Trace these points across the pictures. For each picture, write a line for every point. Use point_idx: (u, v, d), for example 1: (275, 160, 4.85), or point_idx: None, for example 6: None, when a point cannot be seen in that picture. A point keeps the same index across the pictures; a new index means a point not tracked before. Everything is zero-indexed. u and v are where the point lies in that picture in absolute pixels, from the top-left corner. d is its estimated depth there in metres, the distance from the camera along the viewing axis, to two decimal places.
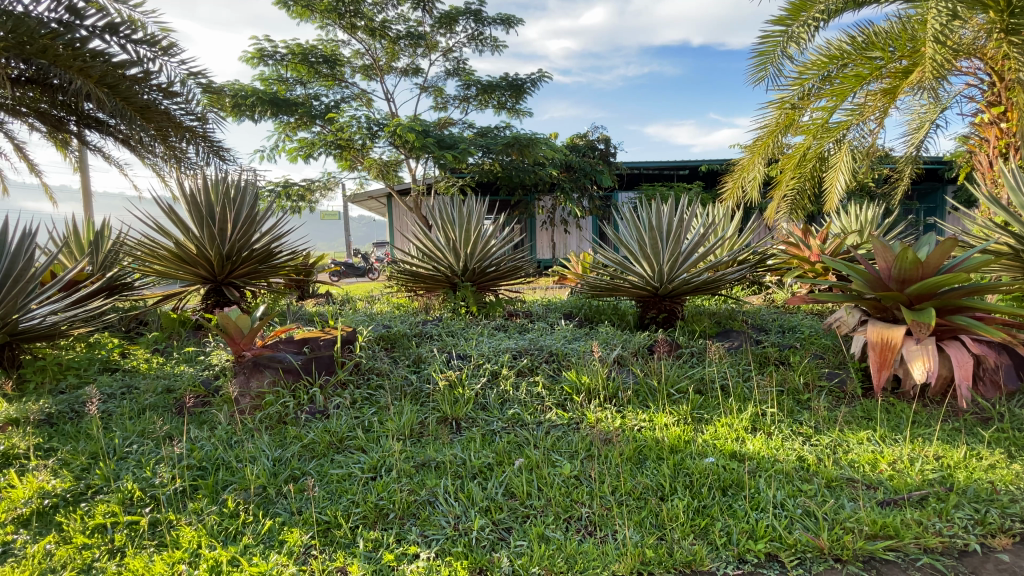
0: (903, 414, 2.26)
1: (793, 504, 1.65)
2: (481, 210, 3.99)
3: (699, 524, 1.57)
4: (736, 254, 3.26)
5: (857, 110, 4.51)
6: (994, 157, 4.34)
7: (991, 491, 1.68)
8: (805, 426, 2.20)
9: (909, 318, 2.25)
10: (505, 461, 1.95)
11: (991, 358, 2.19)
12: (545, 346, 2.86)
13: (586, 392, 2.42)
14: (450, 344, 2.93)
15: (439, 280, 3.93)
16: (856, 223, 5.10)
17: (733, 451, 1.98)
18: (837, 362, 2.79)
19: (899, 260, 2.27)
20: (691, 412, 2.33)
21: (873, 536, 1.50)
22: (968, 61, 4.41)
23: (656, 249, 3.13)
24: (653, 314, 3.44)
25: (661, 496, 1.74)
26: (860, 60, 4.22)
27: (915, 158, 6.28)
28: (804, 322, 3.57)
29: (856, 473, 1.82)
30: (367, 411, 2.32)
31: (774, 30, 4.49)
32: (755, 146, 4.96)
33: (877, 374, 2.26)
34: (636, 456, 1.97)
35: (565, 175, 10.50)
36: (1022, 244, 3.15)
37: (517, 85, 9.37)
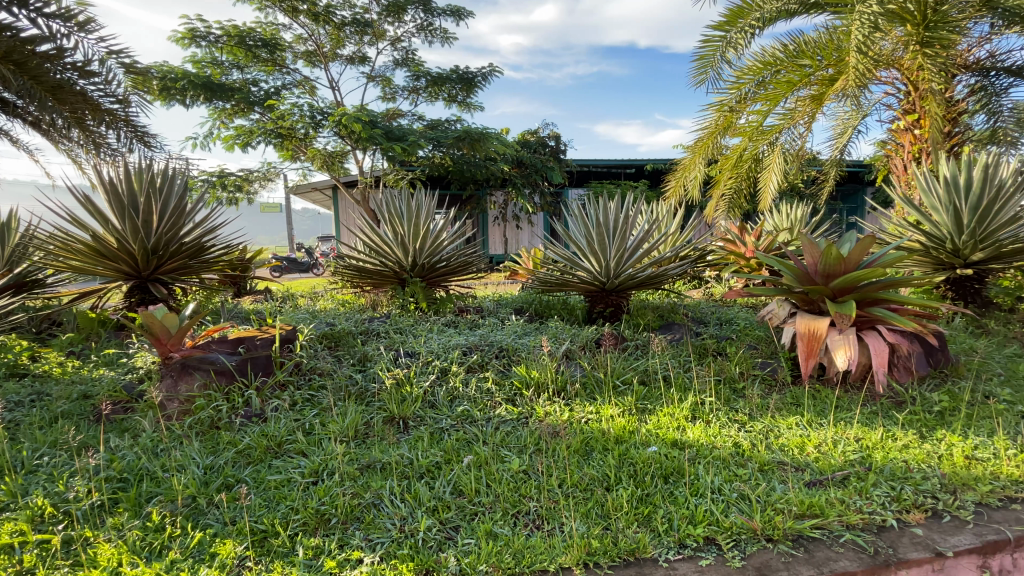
0: (827, 400, 2.43)
1: (729, 489, 1.72)
2: (430, 204, 3.91)
3: (642, 513, 1.61)
4: (678, 250, 3.38)
5: (789, 115, 4.78)
6: (908, 161, 4.72)
7: (905, 470, 1.82)
8: (740, 413, 2.31)
9: (833, 310, 2.42)
10: (453, 459, 1.93)
11: (905, 346, 2.37)
12: (495, 342, 2.84)
13: (536, 386, 2.43)
14: (397, 341, 2.85)
15: (387, 275, 3.81)
16: (787, 221, 5.42)
17: (674, 439, 2.05)
18: (769, 352, 2.96)
19: (825, 256, 2.43)
20: (636, 403, 2.39)
21: (802, 515, 1.60)
22: (887, 71, 4.77)
23: (604, 245, 3.19)
24: (600, 309, 3.51)
25: (607, 486, 1.78)
26: (791, 67, 4.48)
27: (838, 161, 6.77)
28: (739, 314, 3.77)
29: (786, 456, 1.93)
30: (307, 413, 2.22)
31: (714, 35, 4.68)
32: (696, 147, 5.16)
33: (804, 363, 2.41)
34: (583, 448, 2.00)
35: (516, 171, 10.51)
36: (931, 241, 3.51)
37: (468, 78, 9.27)
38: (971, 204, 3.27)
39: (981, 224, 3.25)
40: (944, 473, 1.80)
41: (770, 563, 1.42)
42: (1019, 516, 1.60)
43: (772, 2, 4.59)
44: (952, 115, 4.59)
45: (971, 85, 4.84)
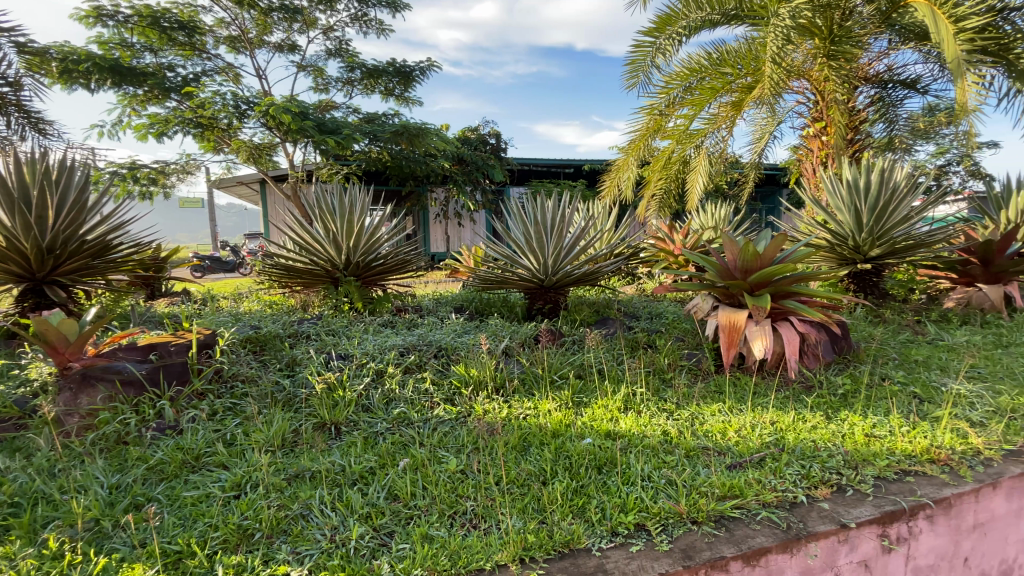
0: (747, 386, 2.60)
1: (658, 475, 1.80)
2: (365, 200, 3.77)
3: (577, 504, 1.65)
4: (612, 247, 3.48)
5: (713, 120, 5.06)
6: (817, 165, 5.15)
7: (813, 449, 1.99)
8: (668, 403, 2.42)
9: (750, 303, 2.60)
10: (388, 463, 1.87)
11: (812, 335, 2.59)
12: (433, 341, 2.79)
13: (475, 385, 2.42)
14: (329, 343, 2.74)
15: (319, 274, 3.65)
16: (712, 220, 5.74)
17: (607, 430, 2.11)
18: (695, 344, 3.12)
19: (743, 253, 2.60)
20: (572, 397, 2.44)
21: (724, 497, 1.70)
22: (798, 81, 5.17)
23: (542, 242, 3.22)
24: (539, 305, 3.56)
25: (543, 480, 1.80)
26: (715, 74, 4.80)
27: (757, 164, 7.25)
28: (669, 308, 3.96)
29: (709, 442, 2.05)
30: (229, 423, 2.08)
31: (645, 40, 4.87)
32: (629, 148, 5.35)
33: (726, 353, 2.58)
34: (521, 444, 2.02)
35: (456, 168, 10.40)
36: (836, 239, 3.83)
37: (405, 72, 9.06)
38: (869, 205, 3.61)
39: (878, 223, 3.61)
40: (847, 450, 1.97)
41: (695, 544, 1.49)
42: (909, 485, 1.77)
43: (696, 11, 4.83)
44: (854, 124, 5.05)
45: (871, 96, 5.32)
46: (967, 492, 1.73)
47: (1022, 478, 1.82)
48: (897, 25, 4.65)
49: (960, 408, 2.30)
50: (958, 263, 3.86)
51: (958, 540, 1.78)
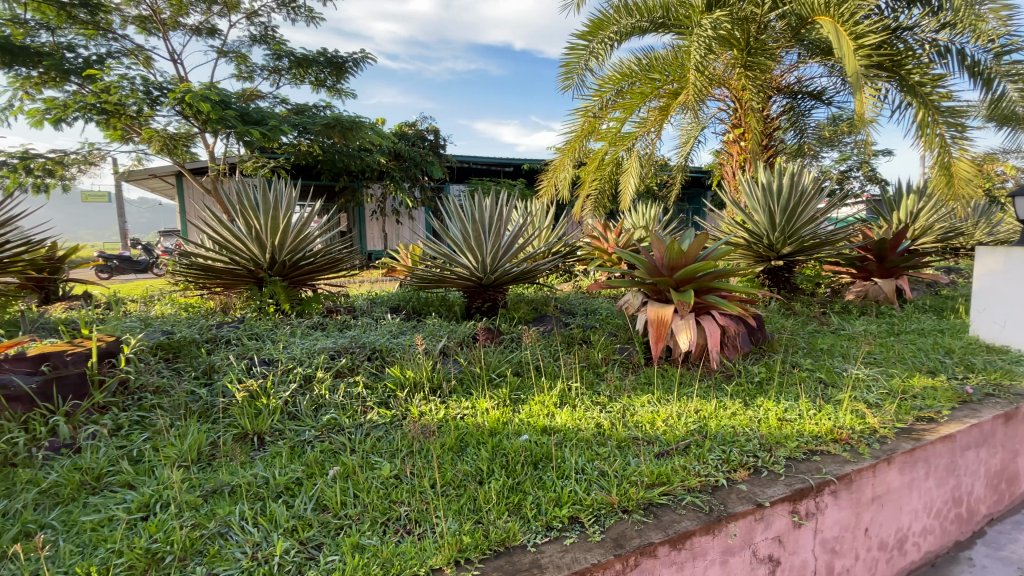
0: (674, 377, 2.74)
1: (591, 468, 1.85)
2: (291, 195, 3.57)
3: (512, 501, 1.65)
4: (549, 246, 3.53)
5: (643, 123, 5.27)
6: (736, 168, 5.49)
7: (733, 434, 2.12)
8: (601, 396, 2.50)
9: (677, 298, 2.74)
10: (316, 472, 1.79)
11: (732, 327, 2.77)
12: (366, 343, 2.70)
13: (410, 387, 2.37)
14: (252, 348, 2.57)
15: (240, 274, 3.44)
16: (644, 219, 5.99)
17: (543, 426, 2.14)
18: (627, 338, 3.24)
19: (669, 251, 2.74)
20: (509, 394, 2.45)
21: (652, 485, 1.77)
22: (720, 89, 5.49)
23: (480, 241, 3.19)
24: (478, 304, 3.55)
25: (479, 480, 1.78)
26: (644, 80, 5.01)
27: (684, 166, 7.63)
28: (603, 305, 4.09)
29: (639, 432, 2.13)
30: (136, 438, 1.91)
31: (579, 43, 5.01)
32: (565, 148, 5.46)
33: (654, 346, 2.68)
34: (457, 444, 2.00)
35: (393, 164, 10.12)
36: (752, 237, 4.13)
37: (337, 62, 8.70)
38: (781, 207, 3.92)
39: (788, 223, 3.91)
40: (763, 434, 2.12)
41: (625, 532, 1.53)
42: (816, 464, 1.93)
43: (627, 17, 5.01)
44: (768, 130, 5.44)
45: (783, 106, 5.74)
46: (866, 468, 1.90)
47: (911, 453, 2.02)
48: (806, 40, 5.04)
49: (859, 392, 2.53)
50: (857, 259, 4.27)
51: (859, 512, 1.94)
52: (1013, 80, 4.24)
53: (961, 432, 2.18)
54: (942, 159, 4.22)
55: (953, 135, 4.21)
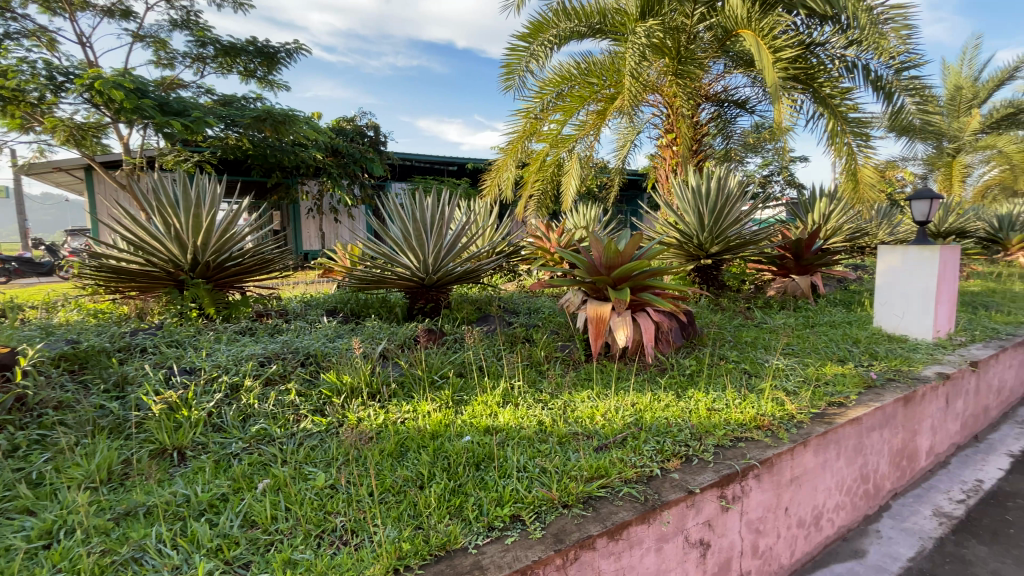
0: (612, 372, 2.82)
1: (533, 465, 1.87)
2: (216, 192, 3.34)
3: (453, 504, 1.64)
4: (492, 245, 3.52)
5: (582, 126, 5.41)
6: (669, 171, 5.73)
7: (666, 425, 2.22)
8: (543, 394, 2.53)
9: (614, 296, 2.84)
10: (244, 487, 1.70)
11: (665, 323, 2.89)
12: (300, 349, 2.59)
13: (348, 392, 2.29)
14: (171, 357, 2.40)
15: (158, 277, 3.19)
16: (584, 220, 6.14)
17: (486, 426, 2.14)
18: (568, 336, 3.31)
19: (606, 250, 2.83)
20: (452, 396, 2.43)
21: (591, 478, 1.82)
22: (653, 95, 5.71)
23: (421, 240, 3.12)
24: (420, 305, 3.49)
25: (420, 485, 1.75)
26: (582, 83, 5.15)
27: (622, 168, 7.89)
28: (545, 304, 4.15)
29: (579, 427, 2.19)
30: (35, 459, 1.72)
31: (519, 45, 5.07)
32: (507, 149, 5.51)
33: (595, 342, 2.76)
34: (397, 449, 1.95)
35: (331, 160, 9.76)
36: (684, 237, 4.33)
37: (268, 53, 8.26)
38: (709, 209, 4.15)
39: (716, 224, 4.15)
40: (693, 424, 2.23)
41: (565, 527, 1.55)
42: (742, 450, 2.05)
43: (566, 21, 5.10)
44: (698, 136, 5.72)
45: (712, 112, 6.06)
46: (784, 452, 2.04)
47: (824, 436, 2.20)
48: (731, 51, 5.36)
49: (779, 380, 2.73)
50: (777, 258, 4.58)
51: (780, 493, 2.08)
52: (911, 94, 4.68)
53: (866, 415, 2.40)
54: (849, 165, 4.63)
55: (858, 144, 4.62)
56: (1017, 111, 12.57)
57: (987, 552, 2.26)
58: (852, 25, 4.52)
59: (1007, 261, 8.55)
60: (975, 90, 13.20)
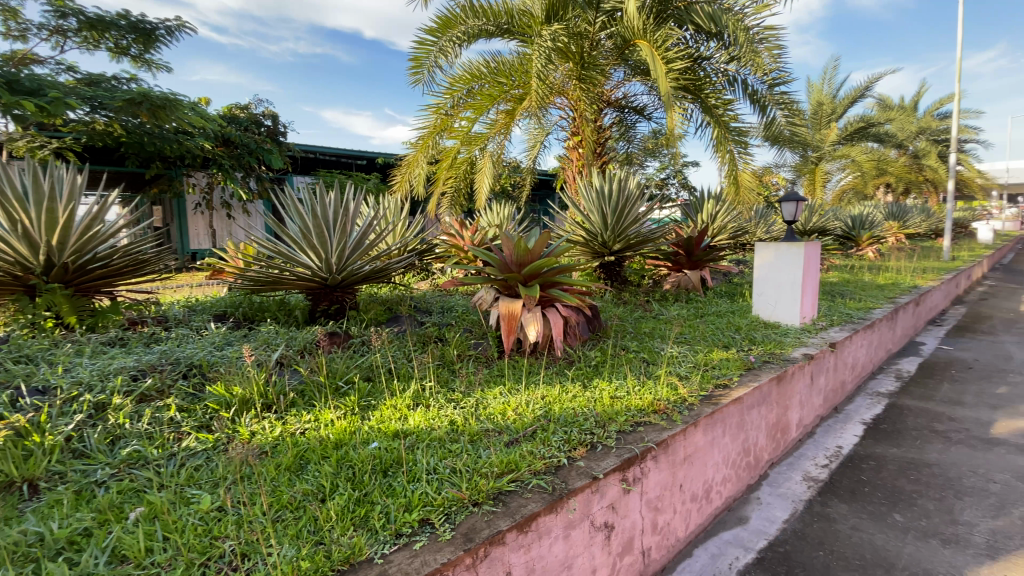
0: (523, 368, 2.88)
1: (443, 466, 1.85)
2: (77, 183, 2.90)
3: (358, 514, 1.57)
4: (401, 243, 3.43)
5: (492, 125, 5.45)
6: (576, 173, 5.95)
7: (573, 415, 2.31)
8: (455, 392, 2.51)
9: (524, 293, 2.90)
10: (112, 519, 1.50)
11: (573, 317, 3.01)
12: (181, 359, 2.35)
13: (239, 404, 2.12)
14: (19, 375, 2.06)
15: (3, 282, 2.71)
16: (498, 218, 6.19)
17: (394, 430, 2.08)
18: (481, 333, 3.33)
19: (516, 248, 2.88)
20: (358, 401, 2.34)
21: (502, 474, 1.84)
22: (560, 98, 5.89)
23: (323, 239, 2.95)
24: (324, 307, 3.31)
25: (322, 498, 1.66)
26: (491, 82, 5.19)
27: (532, 168, 8.08)
28: (457, 302, 4.14)
29: (490, 424, 2.20)
30: None
31: (427, 40, 4.99)
32: (418, 145, 5.40)
33: (507, 338, 2.82)
34: (296, 463, 1.84)
35: (223, 151, 8.94)
36: (590, 235, 4.54)
37: (144, 29, 7.33)
38: (612, 209, 4.37)
39: (618, 224, 4.38)
40: (598, 413, 2.34)
41: (475, 526, 1.55)
42: (641, 434, 2.19)
43: (474, 18, 5.10)
44: (601, 140, 6.01)
45: (614, 117, 6.39)
46: (678, 433, 2.21)
47: (711, 416, 2.42)
48: (630, 61, 5.64)
49: (673, 367, 2.96)
50: (672, 254, 4.95)
51: (675, 471, 2.25)
52: (781, 108, 5.26)
53: (747, 394, 2.67)
54: (732, 170, 5.12)
55: (739, 151, 5.13)
56: (865, 126, 14.63)
57: (845, 509, 2.62)
58: (733, 43, 4.99)
59: (858, 255, 9.96)
60: (833, 106, 15.17)
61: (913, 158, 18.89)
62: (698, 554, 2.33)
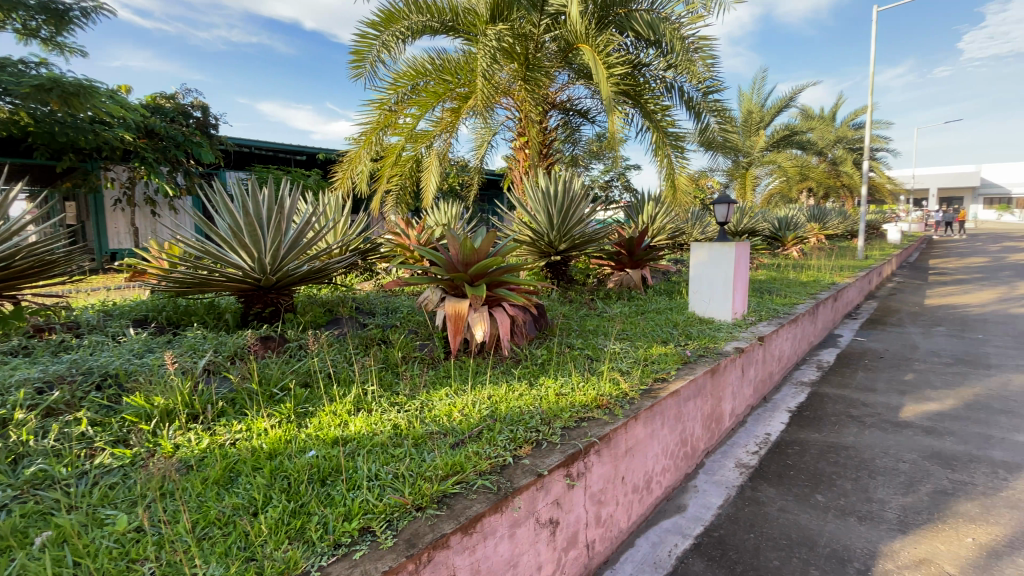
0: (470, 368, 2.87)
1: (385, 472, 1.81)
2: None
3: (294, 526, 1.51)
4: (342, 243, 3.31)
5: (438, 123, 5.40)
6: (522, 173, 6.00)
7: (519, 414, 2.33)
8: (400, 396, 2.47)
9: (471, 293, 2.89)
10: (14, 546, 1.36)
11: (520, 317, 3.03)
12: (95, 369, 2.16)
13: (161, 416, 1.98)
14: None
15: None
16: (445, 218, 6.13)
17: (333, 437, 2.01)
18: (426, 334, 3.29)
19: (462, 248, 2.87)
20: (294, 408, 2.24)
21: (446, 476, 1.82)
22: (506, 98, 5.92)
23: (256, 237, 2.79)
24: (257, 310, 3.15)
25: (254, 511, 1.58)
26: (437, 79, 5.13)
27: (479, 168, 8.07)
28: (403, 303, 4.06)
29: (435, 426, 2.18)
30: None
31: (370, 33, 4.86)
32: (360, 141, 5.25)
33: (454, 339, 2.80)
34: (226, 475, 1.74)
35: (146, 143, 8.30)
36: (537, 235, 4.58)
37: (54, 9, 6.61)
38: (557, 209, 4.44)
39: (563, 223, 4.45)
40: (543, 410, 2.38)
41: (418, 531, 1.53)
42: (584, 430, 2.24)
43: (418, 14, 5.03)
44: (547, 141, 6.09)
45: (559, 120, 6.49)
46: (619, 427, 2.28)
47: (651, 409, 2.51)
48: (574, 65, 5.75)
49: (616, 363, 3.05)
50: (616, 254, 5.10)
51: (617, 464, 2.32)
52: (715, 115, 5.54)
53: (683, 387, 2.79)
54: (670, 174, 5.35)
55: (676, 155, 5.36)
56: (790, 134, 15.70)
57: (773, 492, 2.79)
58: (670, 51, 5.20)
59: (783, 254, 10.68)
60: (762, 115, 16.18)
61: (831, 165, 20.46)
62: (640, 544, 2.41)
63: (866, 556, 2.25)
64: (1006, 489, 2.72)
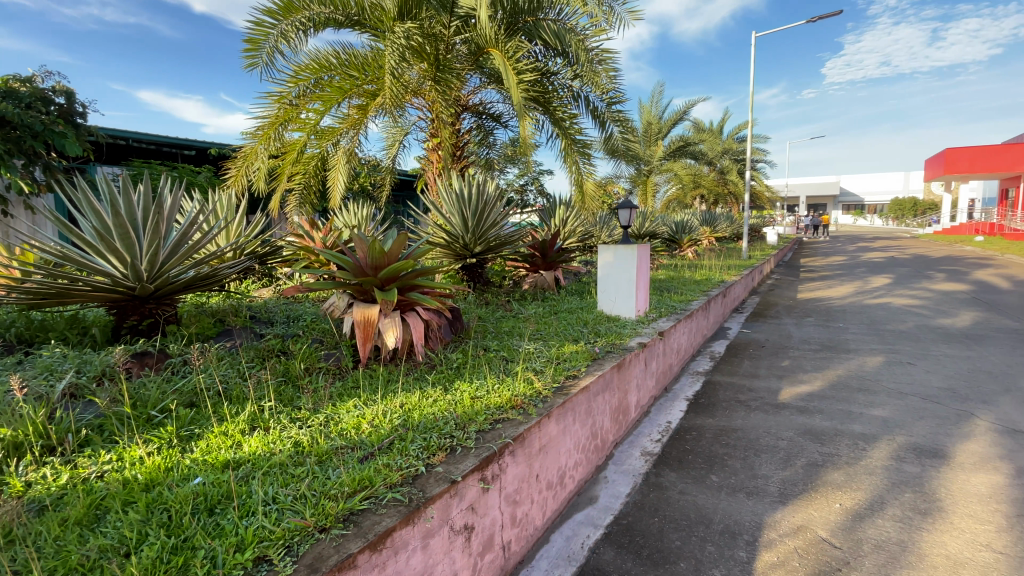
0: (381, 376, 2.76)
1: (284, 494, 1.68)
2: None
3: (175, 564, 1.35)
4: (235, 247, 3.04)
5: (344, 120, 5.16)
6: (435, 175, 5.93)
7: (432, 421, 2.28)
8: (303, 410, 2.31)
9: (381, 299, 2.79)
10: None
11: (434, 321, 2.98)
12: None
13: (7, 450, 1.69)
14: None
15: None
16: (354, 219, 5.87)
17: (224, 461, 1.84)
18: (333, 343, 3.12)
19: (370, 251, 2.76)
20: (178, 431, 2.02)
21: (353, 492, 1.74)
22: (416, 99, 5.81)
23: (130, 241, 2.46)
24: (132, 322, 2.79)
25: (126, 552, 1.40)
26: (342, 74, 4.91)
27: (391, 168, 7.85)
28: (307, 310, 3.83)
29: (342, 441, 2.07)
30: None
31: (266, 21, 4.54)
32: (257, 135, 4.88)
33: (363, 346, 2.68)
34: (92, 514, 1.52)
35: None
36: (450, 237, 4.53)
37: None
38: (471, 211, 4.43)
39: (478, 226, 4.45)
40: (458, 415, 2.35)
41: (322, 553, 1.44)
42: (498, 432, 2.25)
43: (320, 6, 4.79)
44: (460, 143, 6.07)
45: (472, 123, 6.51)
46: (532, 426, 2.32)
47: (562, 406, 2.58)
48: (485, 68, 5.80)
49: (530, 362, 3.11)
50: (529, 256, 5.21)
51: (531, 463, 2.35)
52: (618, 124, 5.86)
53: (593, 382, 2.91)
54: (579, 179, 5.57)
55: (583, 161, 5.59)
56: (684, 145, 17.08)
57: (674, 476, 3.00)
58: (576, 61, 5.42)
59: (680, 255, 11.58)
60: (660, 126, 17.43)
61: (720, 174, 22.57)
62: (554, 539, 2.47)
63: (753, 528, 2.49)
64: (863, 457, 3.16)
